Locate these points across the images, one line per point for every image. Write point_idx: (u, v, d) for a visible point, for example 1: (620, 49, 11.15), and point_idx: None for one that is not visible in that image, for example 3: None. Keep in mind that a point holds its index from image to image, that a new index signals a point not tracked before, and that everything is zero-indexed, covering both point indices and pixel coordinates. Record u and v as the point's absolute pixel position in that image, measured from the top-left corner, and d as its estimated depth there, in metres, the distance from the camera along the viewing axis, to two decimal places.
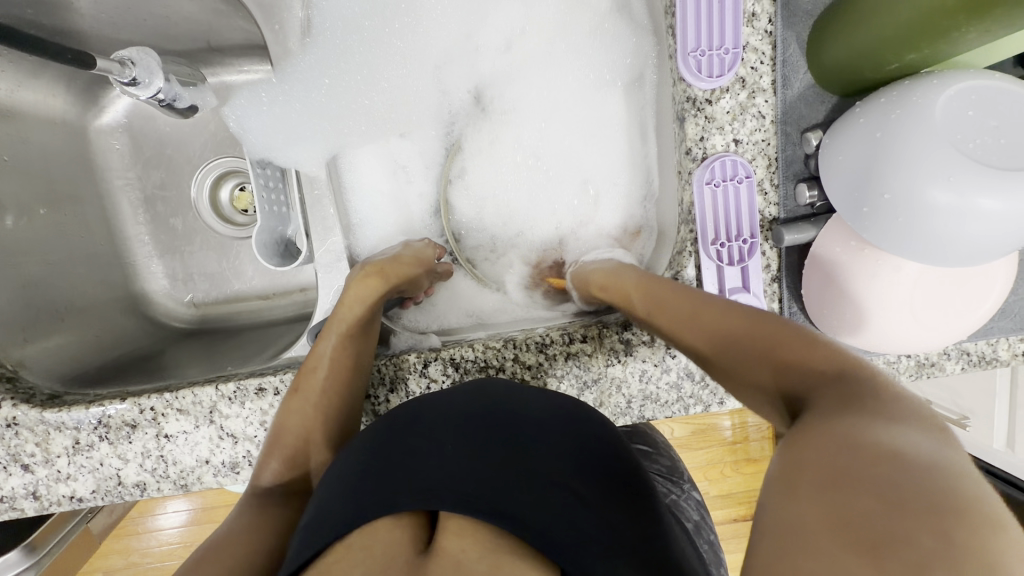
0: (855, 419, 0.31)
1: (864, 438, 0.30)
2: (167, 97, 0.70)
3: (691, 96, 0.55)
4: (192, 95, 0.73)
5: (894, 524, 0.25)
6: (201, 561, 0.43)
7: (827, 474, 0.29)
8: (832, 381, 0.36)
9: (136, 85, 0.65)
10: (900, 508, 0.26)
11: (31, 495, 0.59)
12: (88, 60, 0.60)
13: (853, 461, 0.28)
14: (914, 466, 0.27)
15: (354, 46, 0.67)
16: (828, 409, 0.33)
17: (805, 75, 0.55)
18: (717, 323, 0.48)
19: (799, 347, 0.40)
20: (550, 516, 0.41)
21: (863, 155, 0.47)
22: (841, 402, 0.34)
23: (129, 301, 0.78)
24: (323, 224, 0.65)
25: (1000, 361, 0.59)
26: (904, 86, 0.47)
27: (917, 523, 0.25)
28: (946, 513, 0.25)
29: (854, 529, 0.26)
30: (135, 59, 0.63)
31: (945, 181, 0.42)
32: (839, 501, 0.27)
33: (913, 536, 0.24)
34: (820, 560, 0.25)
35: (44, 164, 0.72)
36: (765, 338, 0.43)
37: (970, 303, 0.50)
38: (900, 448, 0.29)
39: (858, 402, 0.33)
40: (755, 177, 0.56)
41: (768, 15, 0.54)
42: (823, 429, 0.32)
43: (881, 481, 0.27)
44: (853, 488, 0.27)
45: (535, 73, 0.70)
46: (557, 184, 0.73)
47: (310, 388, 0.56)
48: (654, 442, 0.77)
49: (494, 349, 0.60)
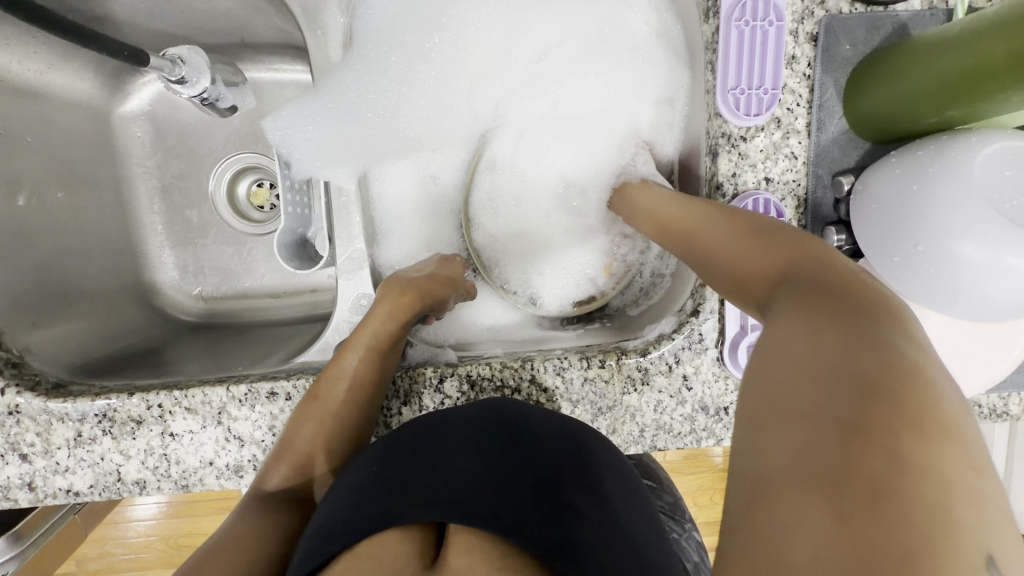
0: (830, 341, 0.30)
1: (828, 360, 0.29)
2: (212, 97, 0.71)
3: (727, 132, 0.55)
4: (233, 95, 0.75)
5: (850, 452, 0.25)
6: (199, 566, 0.42)
7: (794, 410, 0.28)
8: (804, 291, 0.35)
9: (184, 83, 0.66)
10: (859, 436, 0.25)
11: (26, 486, 0.57)
12: (143, 56, 0.61)
13: (822, 387, 0.28)
14: (878, 385, 0.26)
15: (392, 54, 0.66)
16: (800, 322, 0.33)
17: (840, 120, 0.56)
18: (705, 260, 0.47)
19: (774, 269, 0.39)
20: (559, 535, 0.40)
21: (897, 205, 0.47)
22: (812, 314, 0.33)
23: (136, 291, 0.77)
24: (347, 231, 0.66)
25: (1010, 416, 0.60)
26: (941, 141, 0.48)
27: (870, 445, 0.24)
28: (906, 438, 0.24)
29: (808, 461, 0.26)
30: (185, 58, 0.64)
31: (977, 237, 0.42)
32: (806, 433, 0.27)
33: (871, 463, 0.24)
34: (787, 498, 0.25)
35: (66, 147, 0.71)
36: (756, 265, 0.42)
37: (992, 357, 0.51)
38: (877, 370, 0.27)
39: (838, 313, 0.32)
40: (785, 217, 0.56)
41: (807, 59, 0.55)
42: (791, 352, 0.31)
43: (841, 408, 0.26)
44: (816, 422, 0.27)
45: (565, 67, 0.68)
46: (540, 183, 0.71)
47: (330, 398, 0.55)
48: (657, 475, 0.76)
49: (511, 368, 0.59)
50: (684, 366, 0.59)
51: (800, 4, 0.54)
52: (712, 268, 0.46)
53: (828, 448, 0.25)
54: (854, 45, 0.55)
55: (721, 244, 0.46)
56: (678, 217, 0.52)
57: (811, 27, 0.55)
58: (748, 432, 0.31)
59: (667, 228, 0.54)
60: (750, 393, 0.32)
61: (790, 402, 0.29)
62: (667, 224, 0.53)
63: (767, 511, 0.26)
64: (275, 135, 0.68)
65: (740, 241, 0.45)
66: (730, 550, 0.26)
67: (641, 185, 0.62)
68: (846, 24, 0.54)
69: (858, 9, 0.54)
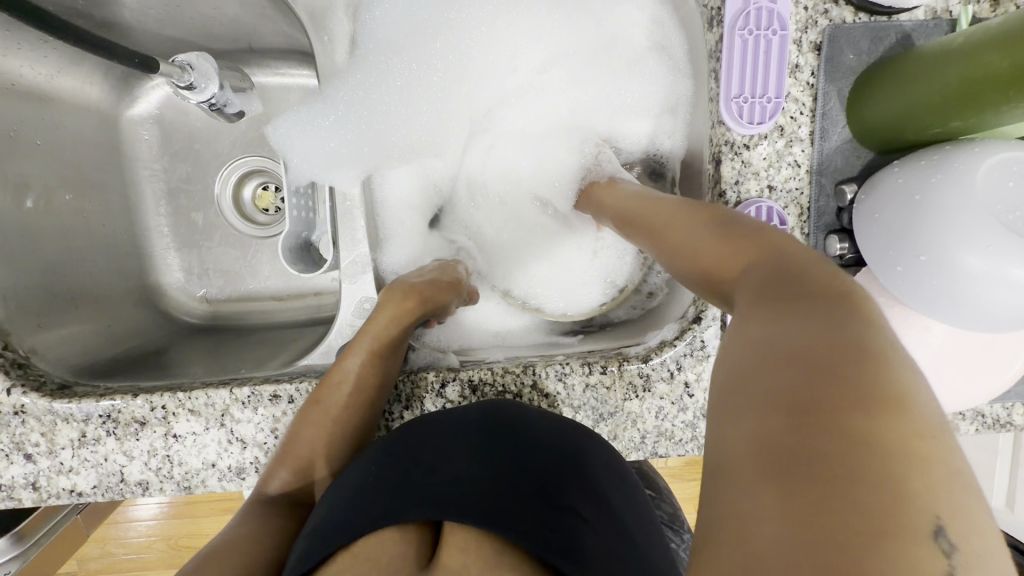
0: (784, 326, 0.29)
1: (782, 345, 0.28)
2: (220, 103, 0.71)
3: (730, 140, 0.56)
4: (241, 101, 0.75)
5: (805, 437, 0.24)
6: (201, 566, 0.43)
7: (751, 398, 0.27)
8: (764, 273, 0.35)
9: (192, 89, 0.66)
10: (812, 419, 0.24)
11: (30, 485, 0.58)
12: (152, 63, 0.62)
13: (776, 374, 0.27)
14: (829, 365, 0.26)
15: (398, 61, 0.67)
16: (759, 309, 0.32)
17: (844, 129, 0.56)
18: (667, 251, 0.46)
19: (735, 249, 0.38)
20: (557, 535, 0.40)
21: (899, 214, 0.47)
22: (768, 302, 0.32)
23: (141, 293, 0.78)
24: (352, 236, 0.66)
25: (1013, 426, 0.59)
26: (945, 150, 0.48)
27: (824, 428, 0.24)
28: (859, 417, 0.24)
29: (765, 449, 0.25)
30: (194, 64, 0.65)
31: (981, 248, 0.42)
32: (760, 417, 0.26)
33: (824, 445, 0.23)
34: (745, 489, 0.24)
35: (74, 150, 0.72)
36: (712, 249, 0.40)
37: (995, 367, 0.51)
38: (830, 351, 0.26)
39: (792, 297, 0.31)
40: (788, 225, 0.56)
41: (811, 68, 0.55)
42: (749, 335, 0.30)
43: (794, 392, 0.26)
44: (770, 405, 0.26)
45: (570, 79, 0.69)
46: (518, 204, 0.74)
47: (333, 403, 0.56)
48: (658, 487, 0.75)
49: (513, 374, 0.59)
50: (686, 373, 0.59)
51: (803, 13, 0.54)
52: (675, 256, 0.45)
53: (780, 432, 0.25)
54: (858, 54, 0.55)
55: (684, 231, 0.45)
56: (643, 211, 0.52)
57: (814, 36, 0.55)
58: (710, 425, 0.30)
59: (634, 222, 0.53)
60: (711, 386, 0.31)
61: (749, 386, 0.28)
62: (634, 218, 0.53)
63: (724, 498, 0.25)
64: (276, 140, 0.69)
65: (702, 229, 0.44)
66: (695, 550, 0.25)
67: (613, 184, 0.62)
68: (850, 33, 0.54)
69: (862, 19, 0.55)
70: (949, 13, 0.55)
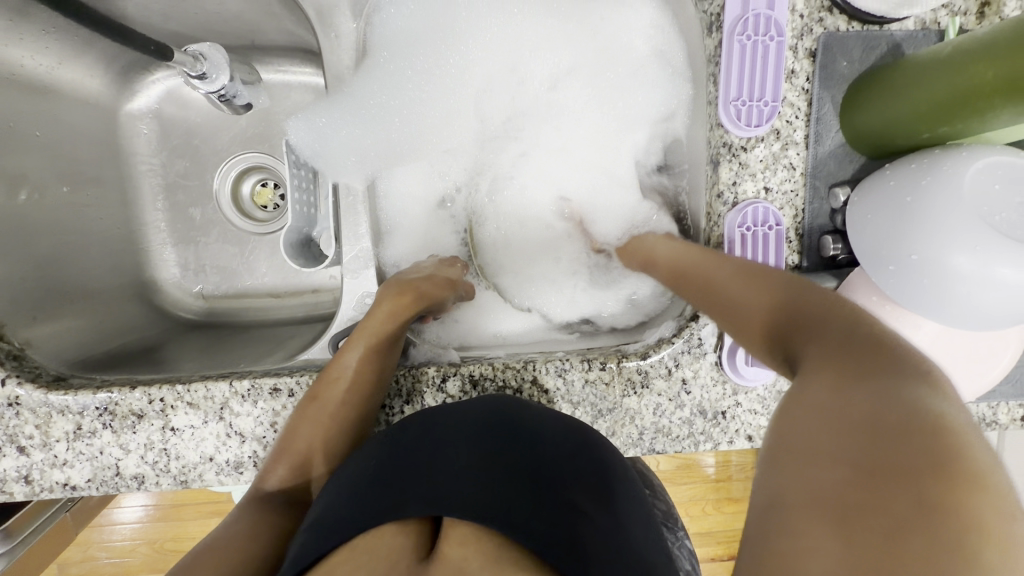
0: (851, 381, 0.31)
1: (851, 399, 0.30)
2: (229, 94, 0.71)
3: (728, 142, 0.57)
4: (249, 93, 0.76)
5: (870, 496, 0.26)
6: (191, 567, 0.42)
7: (816, 445, 0.30)
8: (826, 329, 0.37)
9: (203, 79, 0.67)
10: (878, 481, 0.26)
11: (23, 479, 0.57)
12: (169, 52, 0.64)
13: (842, 427, 0.29)
14: (903, 429, 0.27)
15: (401, 60, 0.68)
16: (822, 362, 0.34)
17: (837, 134, 0.58)
18: (722, 296, 0.49)
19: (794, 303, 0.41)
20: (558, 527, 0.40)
21: (891, 215, 0.49)
22: (830, 356, 0.34)
23: (137, 287, 0.77)
24: (354, 230, 0.68)
25: (998, 425, 0.61)
26: (933, 155, 0.49)
27: (891, 490, 0.26)
28: (932, 489, 0.25)
29: (828, 499, 0.27)
30: (206, 53, 0.66)
31: (969, 248, 0.44)
32: (827, 472, 0.28)
33: (893, 512, 0.25)
34: (806, 532, 0.27)
35: (73, 143, 0.71)
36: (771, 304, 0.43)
37: (982, 366, 0.52)
38: (905, 414, 0.28)
39: (860, 356, 0.33)
40: (783, 226, 0.58)
41: (806, 74, 0.57)
42: (815, 388, 0.32)
43: (864, 449, 0.28)
44: (837, 462, 0.28)
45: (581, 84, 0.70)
46: (531, 194, 0.74)
47: (331, 398, 0.55)
48: (652, 483, 0.75)
49: (513, 369, 0.60)
50: (683, 369, 0.60)
51: (799, 21, 0.56)
52: (728, 302, 0.48)
53: (845, 486, 0.27)
54: (850, 62, 0.57)
55: (737, 283, 0.48)
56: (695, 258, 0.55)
57: (810, 44, 0.57)
58: (766, 461, 0.32)
59: (686, 262, 0.56)
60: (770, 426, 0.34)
61: (815, 438, 0.30)
62: (686, 259, 0.56)
63: (780, 533, 0.28)
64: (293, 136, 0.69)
65: (756, 282, 0.47)
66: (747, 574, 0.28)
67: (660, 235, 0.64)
68: (843, 42, 0.56)
69: (855, 28, 0.57)
70: (938, 24, 0.57)
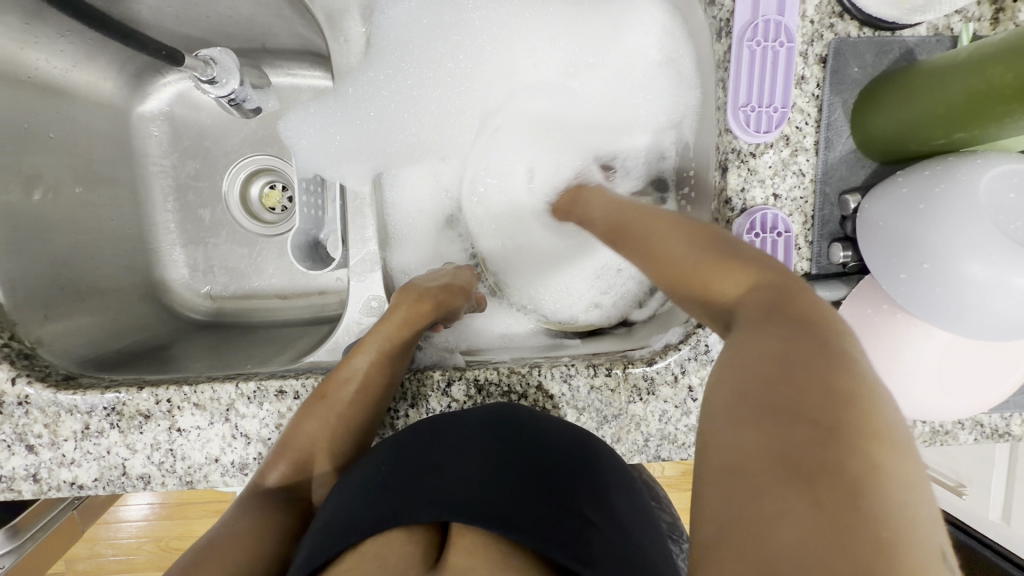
0: (799, 344, 0.31)
1: (799, 361, 0.30)
2: (239, 97, 0.72)
3: (737, 147, 0.57)
4: (259, 97, 0.76)
5: (823, 451, 0.25)
6: (192, 566, 0.42)
7: (765, 406, 0.29)
8: (761, 292, 0.37)
9: (214, 83, 0.67)
10: (830, 438, 0.26)
11: (31, 477, 0.57)
12: (179, 56, 0.64)
13: (791, 388, 0.28)
14: (842, 389, 0.28)
15: (410, 63, 0.68)
16: (769, 327, 0.33)
17: (848, 140, 0.57)
18: (661, 257, 0.47)
19: (736, 270, 0.40)
20: (562, 531, 0.40)
21: (903, 222, 0.48)
22: (774, 321, 0.34)
23: (146, 288, 0.78)
24: (360, 234, 0.67)
25: (1012, 436, 0.60)
26: (946, 163, 0.49)
27: (840, 446, 0.25)
28: (866, 433, 0.26)
29: (784, 456, 0.26)
30: (217, 59, 0.66)
31: (984, 256, 0.43)
32: (774, 425, 0.27)
33: (845, 461, 0.25)
34: (765, 495, 0.25)
35: (87, 144, 0.72)
36: (710, 265, 0.42)
37: (996, 377, 0.52)
38: (842, 376, 0.29)
39: (798, 321, 0.33)
40: (793, 233, 0.57)
41: (816, 79, 0.57)
42: (754, 349, 0.32)
43: (814, 407, 0.27)
44: (791, 417, 0.27)
45: (587, 87, 0.71)
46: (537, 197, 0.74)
47: (339, 398, 0.56)
48: (657, 494, 0.74)
49: (519, 374, 0.59)
50: (689, 376, 0.60)
51: (810, 26, 0.56)
52: (665, 263, 0.46)
53: (799, 444, 0.26)
54: (862, 67, 0.56)
55: (680, 239, 0.47)
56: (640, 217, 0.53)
57: (820, 50, 0.56)
58: (714, 427, 0.31)
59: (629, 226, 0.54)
60: (716, 389, 0.32)
61: (756, 395, 0.29)
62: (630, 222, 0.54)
63: (738, 501, 0.26)
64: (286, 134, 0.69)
65: (698, 239, 0.46)
66: (710, 549, 0.26)
67: (596, 192, 0.64)
68: (855, 47, 0.56)
69: (866, 34, 0.56)
70: (951, 30, 0.56)
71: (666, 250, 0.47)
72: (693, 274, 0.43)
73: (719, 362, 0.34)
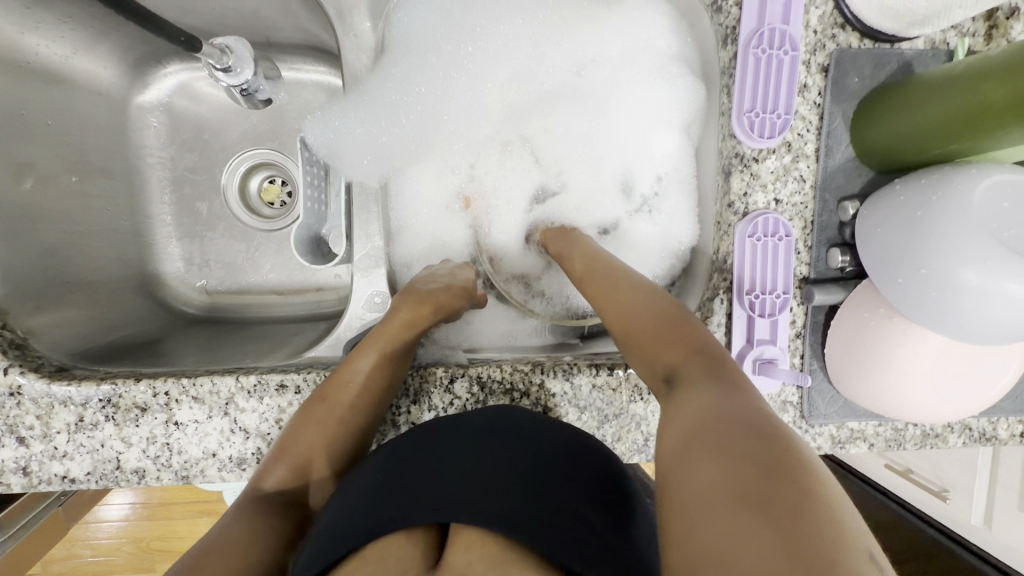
0: (738, 404, 0.36)
1: (741, 416, 0.35)
2: (251, 88, 0.72)
3: (740, 152, 0.58)
4: (270, 88, 0.75)
5: (773, 485, 0.29)
6: (190, 569, 0.40)
7: (719, 452, 0.33)
8: (698, 355, 0.44)
9: (228, 72, 0.68)
10: (776, 475, 0.30)
11: (21, 470, 0.56)
12: (195, 43, 0.62)
13: (740, 438, 0.33)
14: (778, 438, 0.33)
15: (417, 62, 0.69)
16: (715, 390, 0.39)
17: (847, 148, 0.59)
18: (620, 317, 0.52)
19: (682, 337, 0.46)
20: (568, 537, 0.40)
21: (903, 229, 0.50)
22: (720, 385, 0.39)
23: (140, 281, 0.76)
24: (366, 229, 0.68)
25: (998, 440, 0.62)
26: (943, 172, 0.50)
27: (785, 480, 0.29)
28: (802, 475, 0.30)
29: (740, 490, 0.29)
30: (233, 48, 0.67)
31: (979, 264, 0.44)
32: (724, 468, 0.31)
33: (790, 490, 0.29)
34: (729, 524, 0.28)
35: (83, 133, 0.71)
36: (662, 326, 0.47)
37: (987, 381, 0.53)
38: (775, 429, 0.34)
39: (737, 387, 0.39)
40: (793, 237, 0.59)
41: (818, 88, 0.58)
42: (701, 409, 0.37)
43: (758, 451, 0.32)
44: (744, 459, 0.31)
45: (598, 88, 0.71)
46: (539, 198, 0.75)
47: (339, 401, 0.55)
48: (652, 493, 0.75)
49: (522, 372, 0.59)
50: None
51: (813, 37, 0.57)
52: (623, 323, 0.51)
53: (752, 480, 0.30)
54: (862, 78, 0.58)
55: (637, 298, 0.52)
56: (606, 268, 0.58)
57: (822, 59, 0.58)
58: (677, 474, 0.34)
59: (592, 278, 0.58)
60: (674, 444, 0.36)
61: (710, 443, 0.34)
62: (595, 273, 0.58)
63: (706, 530, 0.29)
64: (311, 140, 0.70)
65: (654, 301, 0.51)
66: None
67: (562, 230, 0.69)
68: (855, 58, 0.57)
69: (866, 46, 0.58)
70: (947, 44, 0.58)
71: (622, 309, 0.52)
72: (647, 336, 0.48)
73: (676, 420, 0.38)
